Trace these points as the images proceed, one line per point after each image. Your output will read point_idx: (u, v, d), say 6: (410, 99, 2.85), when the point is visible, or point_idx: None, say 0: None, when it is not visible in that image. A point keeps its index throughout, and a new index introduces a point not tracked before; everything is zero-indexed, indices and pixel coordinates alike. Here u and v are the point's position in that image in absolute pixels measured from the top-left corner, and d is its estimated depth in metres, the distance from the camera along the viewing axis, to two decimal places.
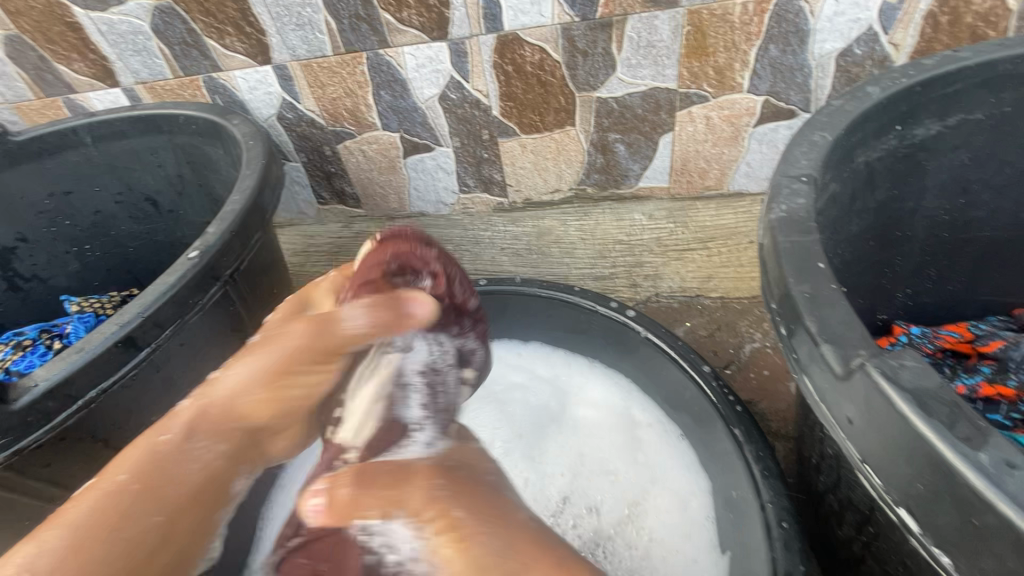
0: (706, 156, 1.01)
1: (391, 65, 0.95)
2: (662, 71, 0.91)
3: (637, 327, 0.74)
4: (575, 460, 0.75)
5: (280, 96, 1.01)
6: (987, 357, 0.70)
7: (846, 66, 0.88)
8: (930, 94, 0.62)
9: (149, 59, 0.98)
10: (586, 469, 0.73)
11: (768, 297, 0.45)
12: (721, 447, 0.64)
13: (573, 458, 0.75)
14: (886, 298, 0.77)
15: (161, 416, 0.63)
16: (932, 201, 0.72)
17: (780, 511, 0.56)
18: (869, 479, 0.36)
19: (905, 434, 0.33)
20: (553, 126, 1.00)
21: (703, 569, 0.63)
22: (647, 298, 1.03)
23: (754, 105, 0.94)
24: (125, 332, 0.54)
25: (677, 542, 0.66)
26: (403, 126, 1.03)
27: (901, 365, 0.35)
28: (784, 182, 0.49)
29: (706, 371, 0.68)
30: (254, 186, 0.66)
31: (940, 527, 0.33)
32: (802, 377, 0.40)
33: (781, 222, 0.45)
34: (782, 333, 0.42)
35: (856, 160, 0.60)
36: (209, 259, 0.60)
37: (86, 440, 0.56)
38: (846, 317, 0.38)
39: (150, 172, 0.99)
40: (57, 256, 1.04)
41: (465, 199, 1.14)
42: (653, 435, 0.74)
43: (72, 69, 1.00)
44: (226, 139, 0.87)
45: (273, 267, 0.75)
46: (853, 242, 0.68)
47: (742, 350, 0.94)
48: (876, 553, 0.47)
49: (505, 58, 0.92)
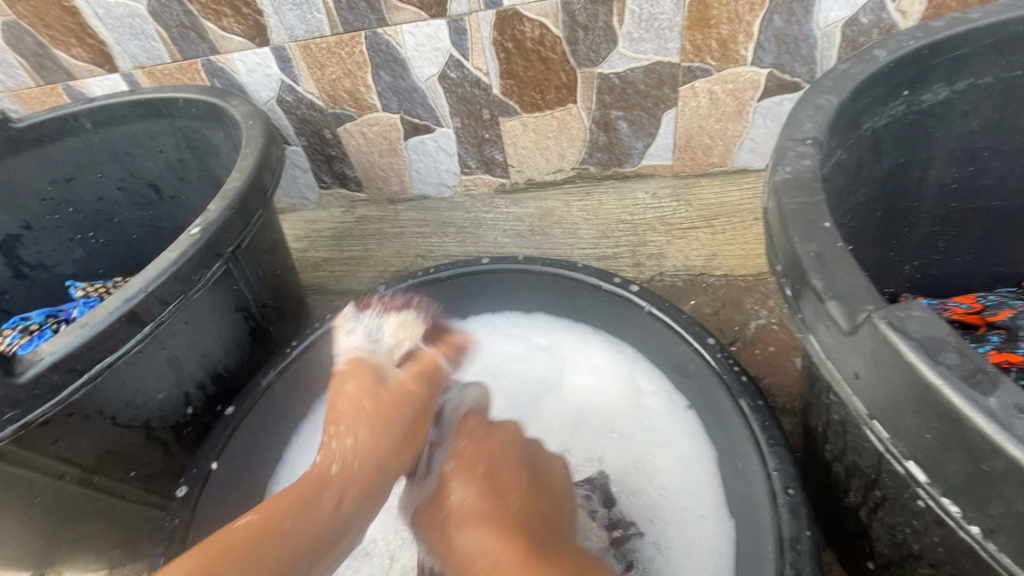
0: (710, 132, 1.00)
1: (390, 45, 0.94)
2: (664, 45, 0.90)
3: (640, 301, 0.73)
4: (570, 422, 0.77)
5: (279, 78, 1.00)
6: (996, 327, 0.68)
7: (852, 36, 0.86)
8: (938, 57, 0.60)
9: (146, 43, 0.98)
10: (581, 428, 0.76)
11: (773, 261, 0.44)
12: (726, 416, 0.64)
13: (568, 420, 0.77)
14: (894, 270, 0.77)
15: (168, 394, 0.64)
16: (941, 169, 0.70)
17: (786, 478, 0.56)
18: (876, 434, 0.36)
19: (911, 384, 0.33)
20: (554, 104, 0.99)
21: (705, 534, 0.64)
22: (651, 276, 1.01)
23: (758, 78, 0.92)
24: (129, 307, 0.54)
25: (680, 508, 0.67)
26: (403, 106, 1.03)
27: (908, 316, 0.34)
28: (789, 145, 0.48)
29: (710, 343, 0.67)
30: (254, 165, 0.66)
31: (949, 476, 0.33)
32: (808, 336, 0.40)
33: (785, 183, 0.45)
34: (787, 294, 0.41)
35: (863, 126, 0.59)
36: (211, 235, 0.60)
37: (92, 416, 0.57)
38: (854, 273, 0.38)
39: (152, 157, 0.98)
40: (61, 243, 1.04)
41: (466, 180, 1.14)
42: (657, 403, 0.74)
43: (71, 55, 1.00)
44: (226, 122, 0.87)
45: (275, 248, 0.75)
46: (860, 212, 0.67)
47: (747, 326, 0.92)
48: (883, 516, 0.47)
49: (505, 35, 0.91)
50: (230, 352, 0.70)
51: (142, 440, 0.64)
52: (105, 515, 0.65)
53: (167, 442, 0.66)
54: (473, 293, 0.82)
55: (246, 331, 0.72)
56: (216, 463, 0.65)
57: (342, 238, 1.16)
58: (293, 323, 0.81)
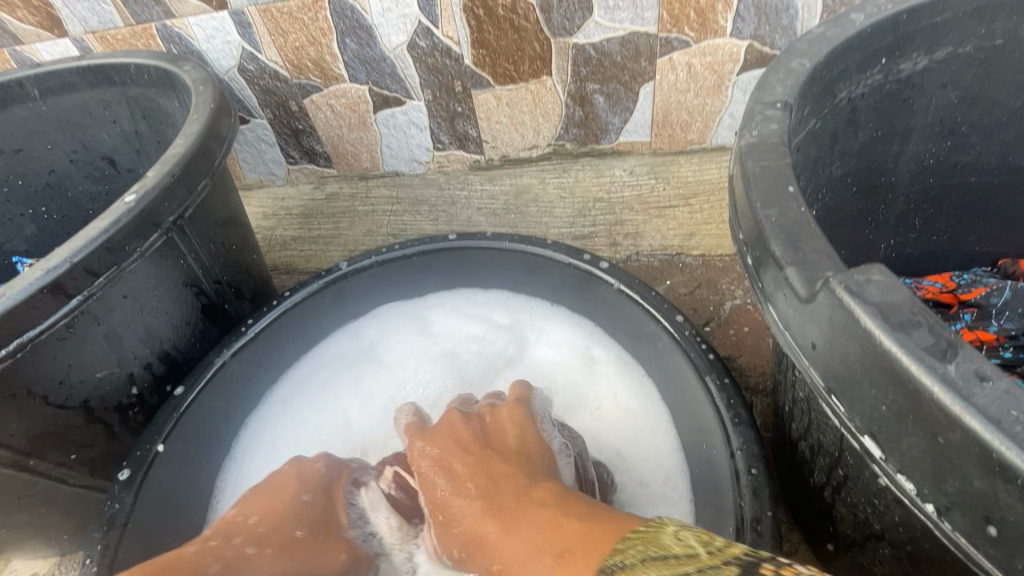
0: (689, 107, 0.98)
1: (355, 10, 0.89)
2: (641, 14, 0.86)
3: (609, 278, 0.70)
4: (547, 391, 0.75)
5: (239, 45, 0.95)
6: (969, 305, 0.67)
7: (833, 7, 0.84)
8: (917, 24, 0.58)
9: (97, 6, 0.92)
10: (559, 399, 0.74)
11: (735, 229, 0.42)
12: (694, 394, 0.61)
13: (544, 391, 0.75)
14: (870, 248, 0.75)
15: (110, 372, 0.60)
16: (918, 144, 0.69)
17: (750, 458, 0.53)
18: (833, 408, 0.34)
19: (868, 353, 0.31)
20: (528, 76, 0.96)
21: (675, 489, 0.63)
22: (627, 255, 0.98)
23: (737, 51, 0.90)
24: (52, 279, 0.50)
25: (646, 470, 0.66)
26: (371, 77, 0.98)
27: (867, 281, 0.32)
28: (758, 109, 0.45)
29: (680, 321, 0.64)
30: (199, 131, 0.62)
31: (905, 452, 0.31)
32: (767, 306, 0.38)
33: (751, 148, 0.42)
34: (749, 263, 0.39)
35: (838, 95, 0.57)
36: (149, 204, 0.56)
37: (21, 395, 0.54)
38: (818, 240, 0.35)
39: (104, 128, 0.94)
40: (11, 219, 0.99)
41: (439, 156, 1.10)
42: (612, 368, 0.74)
43: (16, 17, 0.94)
44: (179, 88, 0.82)
45: (231, 222, 0.72)
46: (834, 186, 0.65)
47: (722, 307, 0.90)
48: (846, 495, 0.45)
49: (476, 0, 0.87)
50: (179, 331, 0.67)
51: (82, 421, 0.60)
52: (44, 499, 0.63)
53: (112, 424, 0.63)
54: (428, 272, 0.79)
55: (198, 307, 0.68)
56: (165, 446, 0.62)
57: (311, 216, 1.13)
58: (251, 302, 0.77)
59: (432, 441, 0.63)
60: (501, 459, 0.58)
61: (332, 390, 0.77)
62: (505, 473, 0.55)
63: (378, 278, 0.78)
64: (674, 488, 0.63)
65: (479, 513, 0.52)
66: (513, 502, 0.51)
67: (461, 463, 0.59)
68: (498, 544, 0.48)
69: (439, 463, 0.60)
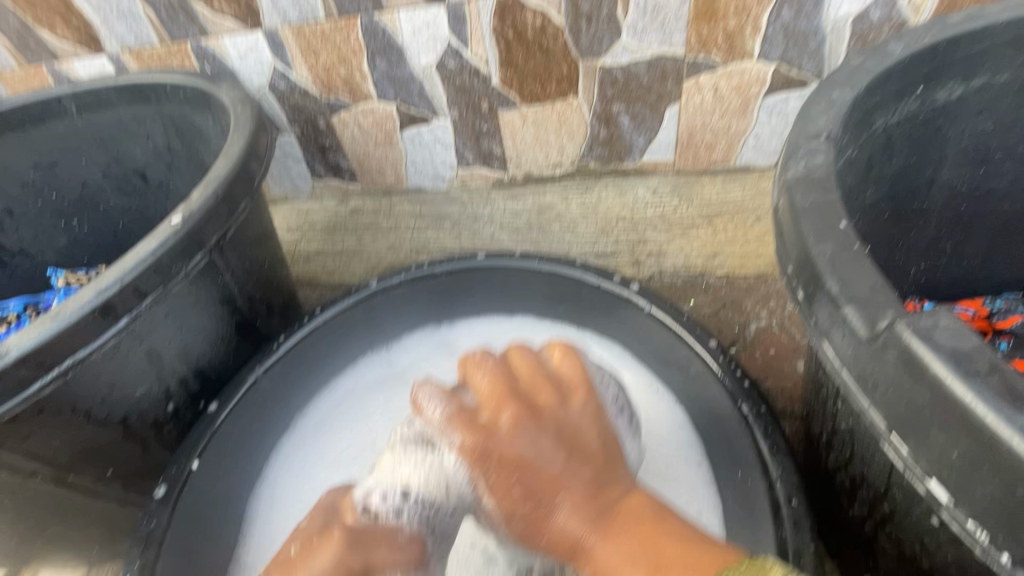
0: (714, 128, 0.98)
1: (386, 31, 0.91)
2: (669, 37, 0.87)
3: (641, 301, 0.71)
4: None
5: (271, 64, 0.97)
6: (1005, 333, 0.68)
7: (862, 32, 0.84)
8: (954, 54, 0.58)
9: (135, 25, 0.94)
10: None
11: (783, 262, 0.42)
12: (728, 423, 0.61)
13: None
14: (900, 273, 0.75)
15: (149, 389, 0.61)
16: (951, 171, 0.69)
17: (790, 487, 0.54)
18: (896, 450, 0.34)
19: (937, 397, 0.31)
20: (555, 97, 0.97)
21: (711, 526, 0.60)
22: (650, 275, 0.99)
23: (764, 74, 0.90)
24: (103, 300, 0.51)
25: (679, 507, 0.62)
26: (399, 96, 1.00)
27: (936, 325, 0.32)
28: (802, 141, 0.46)
29: (713, 346, 0.65)
30: (242, 153, 0.63)
31: (976, 497, 0.31)
32: (821, 343, 0.38)
33: (797, 181, 0.43)
34: (799, 297, 0.40)
35: (875, 124, 0.57)
36: (194, 225, 0.57)
37: (65, 412, 0.55)
38: (872, 279, 0.36)
39: (138, 143, 0.95)
40: (45, 230, 1.01)
41: (463, 173, 1.11)
42: (642, 395, 0.70)
43: (55, 35, 0.96)
44: (214, 107, 0.84)
45: (264, 240, 0.73)
46: (868, 213, 0.65)
47: (747, 329, 0.90)
48: (890, 530, 0.45)
49: (506, 23, 0.88)
50: (215, 347, 0.68)
51: (120, 438, 0.61)
52: (81, 512, 0.64)
53: (148, 439, 0.64)
54: (455, 292, 0.79)
55: (232, 324, 0.69)
56: (198, 463, 0.63)
57: (335, 230, 1.15)
58: (281, 318, 0.78)
59: (504, 446, 0.46)
60: (595, 460, 0.47)
61: (354, 415, 0.75)
62: (598, 473, 0.47)
63: (407, 297, 0.78)
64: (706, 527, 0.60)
65: (590, 529, 0.44)
66: (628, 521, 0.45)
67: (552, 475, 0.46)
68: (620, 569, 0.43)
69: (527, 471, 0.46)
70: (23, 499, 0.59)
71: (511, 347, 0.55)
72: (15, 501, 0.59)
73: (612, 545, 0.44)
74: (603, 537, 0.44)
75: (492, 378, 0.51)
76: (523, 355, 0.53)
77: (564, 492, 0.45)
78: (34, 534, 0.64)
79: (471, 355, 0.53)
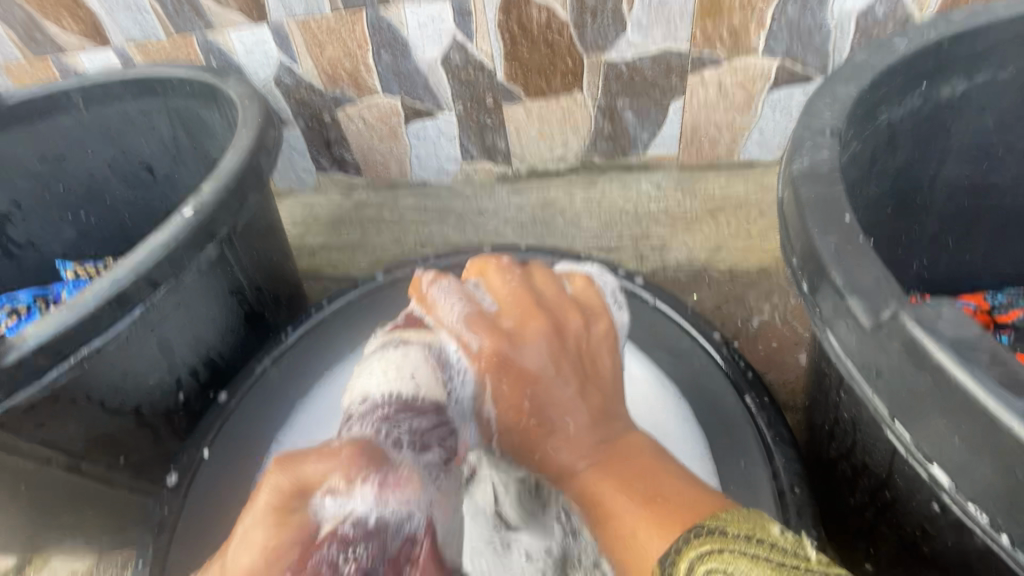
0: (717, 123, 0.98)
1: (392, 25, 0.91)
2: (674, 32, 0.88)
3: (645, 294, 0.71)
4: None
5: (277, 57, 0.97)
6: (1005, 327, 0.68)
7: (866, 27, 0.84)
8: (958, 49, 0.59)
9: (141, 18, 0.95)
10: None
11: (787, 255, 0.43)
12: (732, 415, 0.62)
13: None
14: (902, 268, 0.76)
15: (160, 378, 0.62)
16: (954, 166, 0.69)
17: (792, 476, 0.56)
18: (897, 436, 0.35)
19: (939, 384, 0.32)
20: (559, 91, 0.97)
21: None
22: (654, 268, 0.99)
23: (769, 69, 0.91)
24: (119, 289, 0.52)
25: None
26: (404, 90, 1.00)
27: (938, 315, 0.33)
28: (807, 135, 0.46)
29: (716, 339, 0.66)
30: (251, 145, 0.64)
31: (977, 481, 0.32)
32: (825, 333, 0.39)
33: (803, 174, 0.43)
34: (803, 288, 0.40)
35: (879, 118, 0.58)
36: (205, 216, 0.58)
37: (80, 401, 0.56)
38: (875, 270, 0.37)
39: (145, 136, 0.96)
40: (52, 223, 1.01)
41: (467, 168, 1.12)
42: (646, 389, 0.67)
43: (61, 28, 0.96)
44: (221, 100, 0.84)
45: (271, 232, 0.73)
46: (871, 207, 0.65)
47: (749, 322, 0.91)
48: (890, 516, 0.46)
49: (512, 17, 0.88)
50: (224, 338, 0.68)
51: (132, 426, 0.62)
52: (92, 500, 0.65)
53: (159, 428, 0.65)
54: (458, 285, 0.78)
55: (240, 315, 0.70)
56: (209, 451, 0.64)
57: (339, 224, 1.14)
58: (287, 309, 0.79)
59: (522, 343, 0.51)
60: (601, 382, 0.51)
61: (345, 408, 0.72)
62: (600, 393, 0.50)
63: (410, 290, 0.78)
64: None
65: (580, 438, 0.47)
66: (616, 448, 0.47)
67: (555, 380, 0.49)
68: (596, 482, 0.45)
69: (538, 385, 0.49)
70: (37, 485, 0.60)
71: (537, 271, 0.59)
72: (29, 488, 0.60)
73: (595, 461, 0.46)
74: (586, 448, 0.47)
75: (516, 286, 0.55)
76: (550, 278, 0.58)
77: (565, 401, 0.49)
78: (45, 522, 0.64)
79: (494, 262, 0.58)
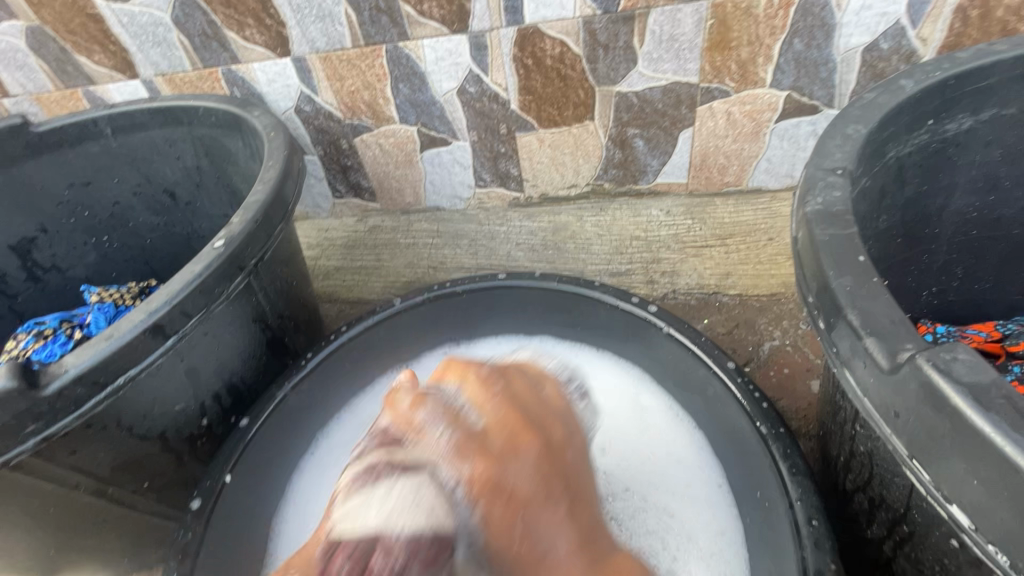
0: (726, 152, 1.01)
1: (410, 58, 0.95)
2: (683, 65, 0.91)
3: (659, 322, 0.73)
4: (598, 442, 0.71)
5: (298, 88, 1.01)
6: (1017, 357, 0.68)
7: (871, 61, 0.87)
8: (963, 87, 0.61)
9: (169, 51, 0.98)
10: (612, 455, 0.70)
11: (803, 292, 0.44)
12: (747, 443, 0.63)
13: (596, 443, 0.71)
14: (912, 296, 0.77)
15: (186, 405, 0.64)
16: (961, 198, 0.71)
17: (809, 508, 0.55)
18: (916, 474, 0.36)
19: (956, 426, 0.33)
20: (571, 121, 1.00)
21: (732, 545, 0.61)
22: (664, 293, 1.00)
23: (776, 100, 0.93)
24: (154, 320, 0.54)
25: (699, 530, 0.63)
26: (420, 120, 1.03)
27: (954, 358, 0.34)
28: (820, 175, 0.48)
29: (730, 368, 0.67)
30: (278, 177, 0.66)
31: (996, 523, 0.32)
32: (842, 371, 0.40)
33: (817, 216, 0.45)
34: (819, 326, 0.42)
35: (887, 155, 0.59)
36: (235, 248, 0.60)
37: (112, 427, 0.57)
38: (889, 311, 0.38)
39: (169, 163, 0.99)
40: (76, 247, 1.04)
41: (480, 193, 1.14)
42: (664, 418, 0.72)
43: (93, 60, 1.00)
44: (245, 131, 0.87)
45: (293, 260, 0.75)
46: (880, 238, 0.67)
47: (761, 347, 0.91)
48: (909, 551, 0.46)
49: (526, 51, 0.92)
50: (247, 364, 0.70)
51: (157, 452, 0.63)
52: (115, 524, 0.66)
53: (183, 453, 0.66)
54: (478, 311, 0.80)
55: (263, 341, 0.72)
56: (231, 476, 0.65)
57: (354, 246, 1.17)
58: (306, 334, 0.80)
59: (511, 463, 0.46)
60: (585, 503, 0.49)
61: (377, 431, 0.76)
62: (586, 518, 0.48)
63: (431, 316, 0.80)
64: (728, 547, 0.61)
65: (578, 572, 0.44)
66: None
67: (543, 505, 0.45)
68: None
69: (530, 511, 0.44)
70: (64, 509, 0.61)
71: (511, 370, 0.56)
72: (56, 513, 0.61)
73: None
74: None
75: (501, 400, 0.51)
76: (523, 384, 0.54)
77: (553, 526, 0.45)
78: (67, 547, 0.65)
79: (474, 368, 0.54)
